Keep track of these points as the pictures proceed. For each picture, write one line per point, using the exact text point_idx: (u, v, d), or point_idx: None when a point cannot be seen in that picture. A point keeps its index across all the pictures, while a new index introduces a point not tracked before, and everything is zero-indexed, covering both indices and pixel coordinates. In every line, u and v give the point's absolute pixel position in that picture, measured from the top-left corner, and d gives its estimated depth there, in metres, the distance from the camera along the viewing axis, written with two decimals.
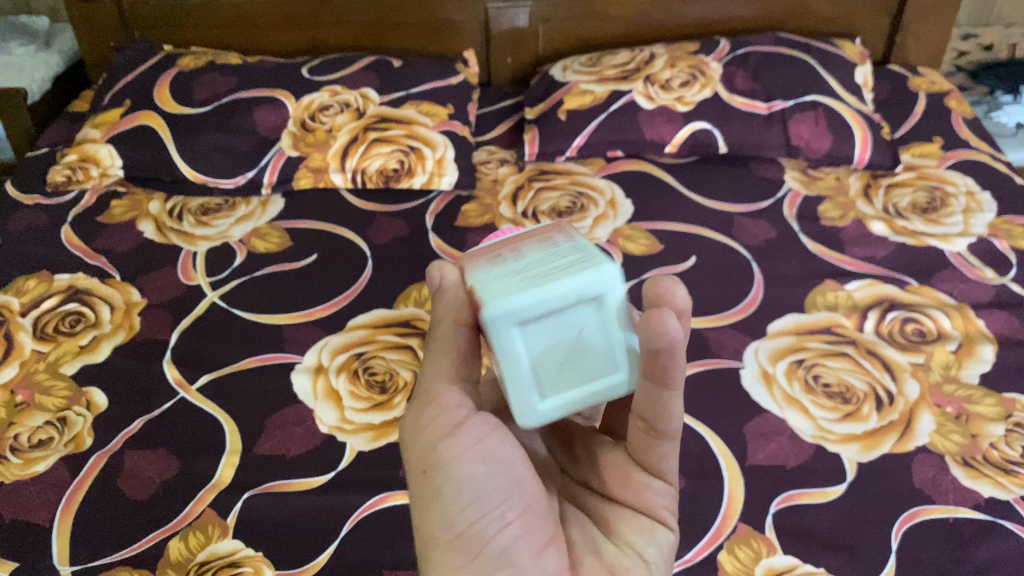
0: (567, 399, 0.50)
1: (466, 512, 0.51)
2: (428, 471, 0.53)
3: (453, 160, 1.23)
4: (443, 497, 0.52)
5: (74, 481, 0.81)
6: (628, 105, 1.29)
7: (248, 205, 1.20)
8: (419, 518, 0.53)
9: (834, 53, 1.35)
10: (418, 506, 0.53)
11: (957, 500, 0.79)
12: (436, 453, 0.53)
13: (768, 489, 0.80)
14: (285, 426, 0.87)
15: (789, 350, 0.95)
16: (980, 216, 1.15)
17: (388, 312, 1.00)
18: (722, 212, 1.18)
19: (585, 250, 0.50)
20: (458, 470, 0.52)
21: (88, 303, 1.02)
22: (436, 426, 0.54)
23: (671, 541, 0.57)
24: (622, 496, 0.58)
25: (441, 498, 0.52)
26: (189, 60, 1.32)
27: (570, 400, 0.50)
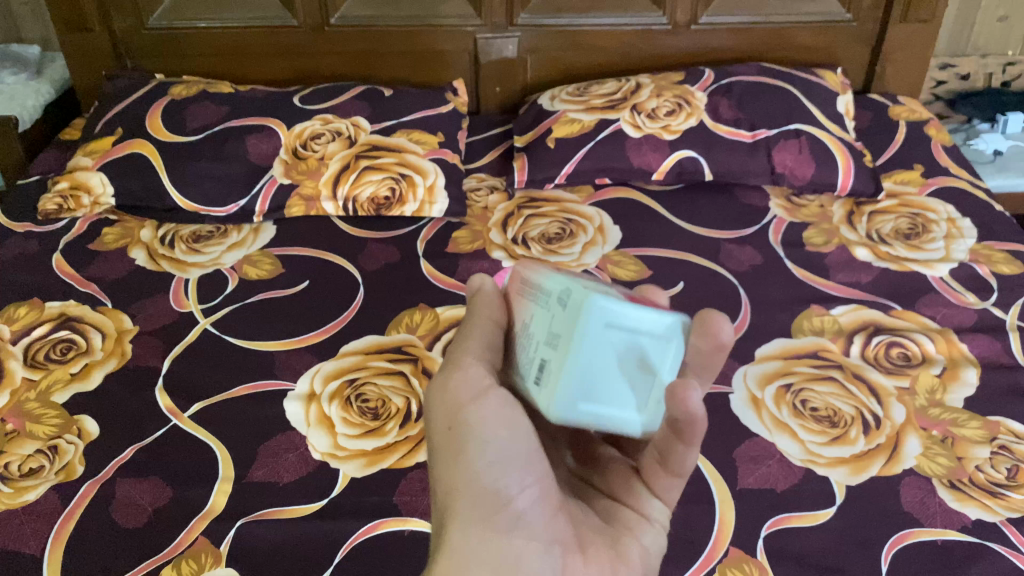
0: (596, 326, 0.50)
1: (489, 472, 0.54)
2: (451, 429, 0.56)
3: (444, 188, 1.25)
4: (464, 454, 0.55)
5: (66, 510, 0.81)
6: (615, 133, 1.31)
7: (240, 232, 1.21)
8: (442, 474, 0.55)
9: (817, 83, 1.38)
10: (445, 463, 0.55)
11: (945, 523, 0.80)
12: (462, 413, 0.56)
13: (759, 513, 0.81)
14: (278, 453, 0.87)
15: (776, 374, 0.96)
16: (961, 242, 1.17)
17: (380, 338, 1.01)
18: (709, 238, 1.20)
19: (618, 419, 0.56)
20: (479, 433, 0.55)
21: (80, 331, 1.02)
22: (460, 387, 0.57)
23: (662, 545, 0.61)
24: (623, 499, 0.62)
25: (464, 454, 0.55)
26: (181, 89, 1.33)
27: (593, 327, 0.50)
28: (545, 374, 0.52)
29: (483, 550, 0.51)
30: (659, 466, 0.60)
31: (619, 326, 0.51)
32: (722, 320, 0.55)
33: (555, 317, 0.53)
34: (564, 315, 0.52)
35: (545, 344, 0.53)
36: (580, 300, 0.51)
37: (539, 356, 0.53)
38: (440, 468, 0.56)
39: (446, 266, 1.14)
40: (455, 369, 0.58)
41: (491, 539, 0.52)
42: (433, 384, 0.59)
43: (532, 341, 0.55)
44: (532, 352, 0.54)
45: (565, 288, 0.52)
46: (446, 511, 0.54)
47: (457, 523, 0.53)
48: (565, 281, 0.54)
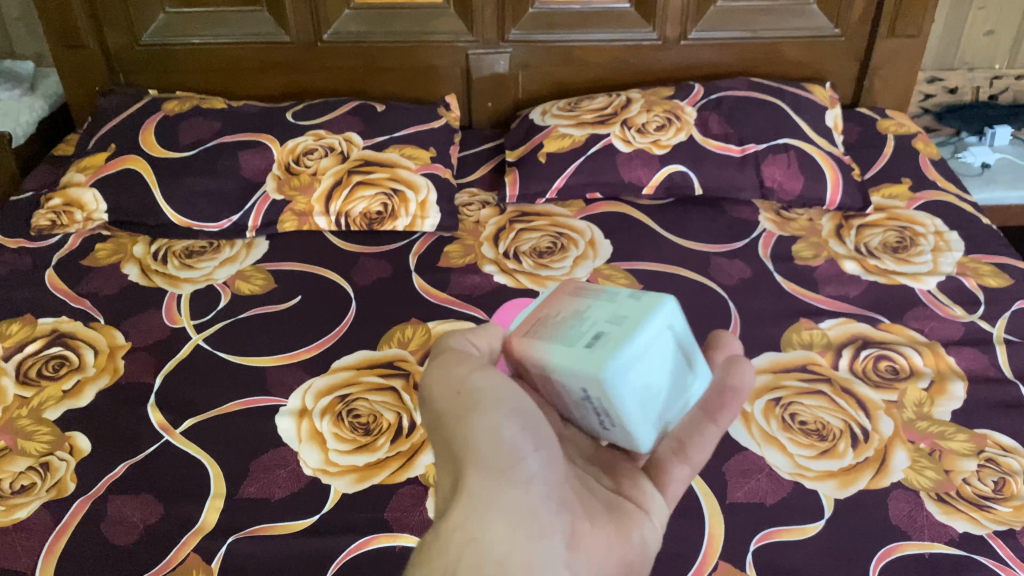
0: (665, 319, 0.61)
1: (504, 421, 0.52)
2: (460, 392, 0.53)
3: (436, 203, 1.25)
4: (484, 407, 0.52)
5: (57, 527, 0.81)
6: (606, 148, 1.32)
7: (232, 248, 1.21)
8: (455, 430, 0.51)
9: (805, 97, 1.39)
10: (461, 421, 0.52)
11: (933, 535, 0.81)
12: (472, 375, 0.54)
13: (748, 527, 0.82)
14: (269, 469, 0.87)
15: (766, 388, 0.97)
16: (948, 255, 1.18)
17: (372, 354, 1.01)
18: (699, 252, 1.21)
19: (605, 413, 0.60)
20: (496, 392, 0.53)
21: (72, 347, 1.02)
22: (461, 362, 0.56)
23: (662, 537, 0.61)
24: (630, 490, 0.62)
25: (483, 408, 0.52)
26: (174, 105, 1.34)
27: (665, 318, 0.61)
28: (603, 340, 0.58)
29: (508, 497, 0.48)
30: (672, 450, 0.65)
31: (672, 330, 0.62)
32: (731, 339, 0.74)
33: (621, 308, 0.62)
34: (631, 308, 0.62)
35: (600, 325, 0.60)
36: (651, 300, 0.62)
37: (593, 331, 0.60)
38: (453, 425, 0.52)
39: (438, 281, 1.15)
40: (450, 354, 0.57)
41: (514, 487, 0.49)
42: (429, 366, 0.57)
43: (577, 325, 0.61)
44: (576, 332, 0.60)
45: (625, 296, 0.64)
46: (469, 462, 0.50)
47: (480, 471, 0.49)
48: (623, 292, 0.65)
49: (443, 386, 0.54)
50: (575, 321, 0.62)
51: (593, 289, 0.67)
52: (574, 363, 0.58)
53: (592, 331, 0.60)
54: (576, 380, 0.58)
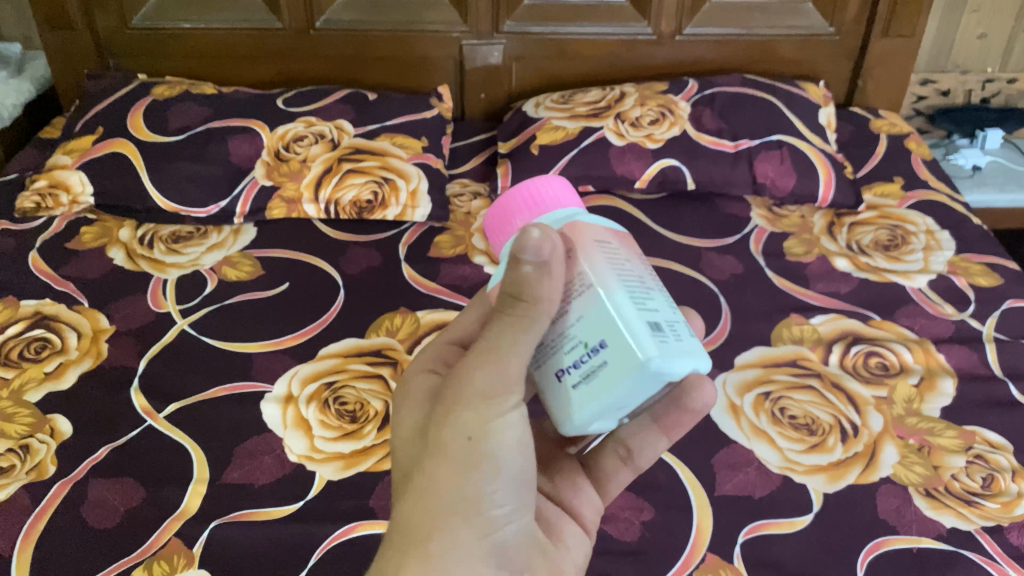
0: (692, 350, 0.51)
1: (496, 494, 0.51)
2: (472, 439, 0.50)
3: (427, 192, 1.24)
4: (477, 472, 0.51)
5: (35, 510, 0.80)
6: (599, 141, 1.31)
7: (220, 234, 1.20)
8: (434, 478, 0.51)
9: (798, 94, 1.39)
10: (438, 464, 0.51)
11: (920, 530, 0.81)
12: (488, 421, 0.51)
13: (735, 520, 0.81)
14: (253, 455, 0.86)
15: (755, 382, 0.96)
16: (939, 254, 1.18)
17: (360, 342, 1.00)
18: (690, 247, 1.20)
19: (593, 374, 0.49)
20: (499, 447, 0.51)
21: (55, 330, 1.01)
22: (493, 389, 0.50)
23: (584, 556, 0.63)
24: (565, 499, 0.65)
25: (477, 473, 0.51)
26: (163, 90, 1.32)
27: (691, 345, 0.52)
28: (664, 342, 0.49)
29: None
30: (618, 461, 0.67)
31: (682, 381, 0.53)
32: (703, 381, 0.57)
33: (681, 324, 0.53)
34: (691, 339, 0.52)
35: (664, 321, 0.51)
36: (704, 350, 0.54)
37: (654, 314, 0.50)
38: (433, 461, 0.51)
39: (428, 271, 1.14)
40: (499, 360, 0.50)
41: (480, 567, 0.51)
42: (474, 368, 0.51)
43: (638, 287, 0.51)
44: (631, 296, 0.50)
45: (682, 317, 0.54)
46: (427, 520, 0.50)
47: (444, 531, 0.50)
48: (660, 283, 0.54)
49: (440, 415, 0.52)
50: (634, 277, 0.52)
51: (656, 277, 0.55)
52: (623, 334, 0.48)
53: (655, 316, 0.50)
54: (605, 331, 0.49)
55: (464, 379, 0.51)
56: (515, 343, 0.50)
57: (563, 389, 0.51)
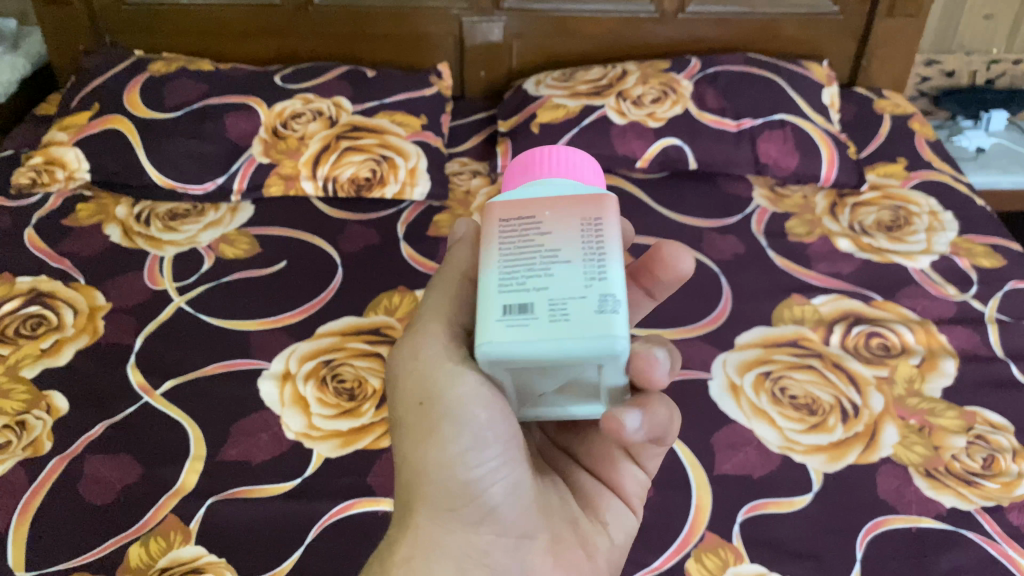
0: (567, 331, 0.46)
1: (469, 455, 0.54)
2: (424, 405, 0.55)
3: (426, 171, 1.23)
4: (437, 436, 0.55)
5: (32, 486, 0.79)
6: (600, 120, 1.30)
7: (217, 211, 1.19)
8: (407, 451, 0.56)
9: (802, 74, 1.38)
10: (405, 438, 0.56)
11: (920, 510, 0.80)
12: (435, 388, 0.54)
13: (734, 499, 0.81)
14: (251, 432, 0.86)
15: (756, 362, 0.96)
16: (942, 235, 1.18)
17: (358, 320, 1.00)
18: (691, 226, 1.19)
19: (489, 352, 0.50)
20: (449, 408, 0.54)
21: (51, 307, 1.00)
22: (435, 357, 0.55)
23: (625, 536, 0.64)
24: (604, 474, 0.65)
25: (437, 438, 0.55)
26: (160, 66, 1.30)
27: (567, 327, 0.47)
28: (523, 325, 0.47)
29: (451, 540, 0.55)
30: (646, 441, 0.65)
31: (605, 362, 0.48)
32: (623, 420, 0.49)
33: (582, 301, 0.47)
34: (590, 317, 0.47)
35: (545, 300, 0.48)
36: (621, 328, 0.47)
37: (527, 296, 0.48)
38: (401, 438, 0.57)
39: (427, 250, 1.13)
40: (433, 326, 0.56)
41: (467, 531, 0.55)
42: (417, 339, 0.56)
43: (529, 267, 0.49)
44: (503, 280, 0.49)
45: (603, 292, 0.48)
46: (410, 487, 0.56)
47: (425, 500, 0.55)
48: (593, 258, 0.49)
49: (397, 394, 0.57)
50: (531, 256, 0.50)
51: (592, 249, 0.50)
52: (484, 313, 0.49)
53: (527, 297, 0.48)
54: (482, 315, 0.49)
55: (403, 360, 0.57)
56: (442, 308, 0.57)
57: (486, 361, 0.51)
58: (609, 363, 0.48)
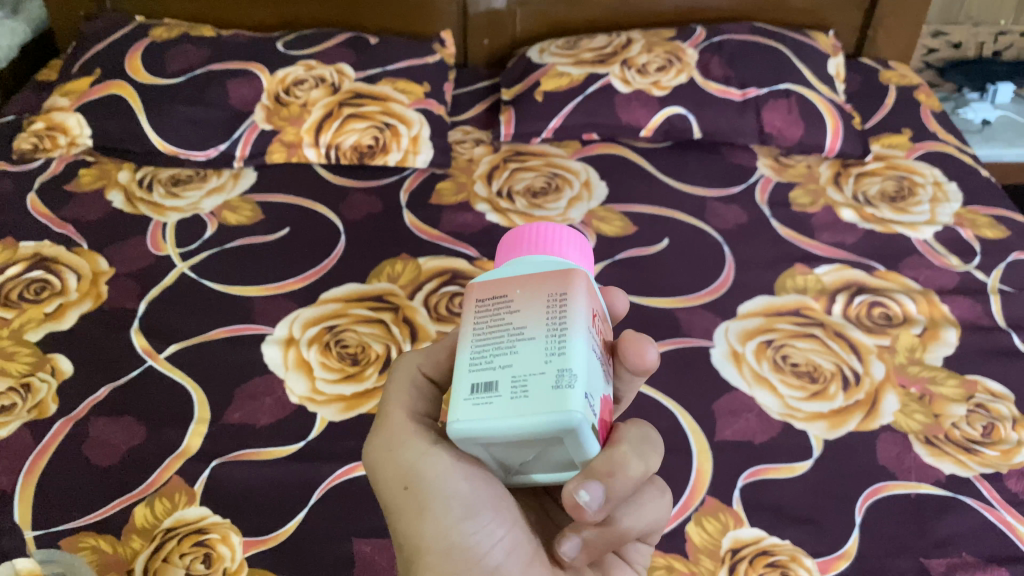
0: (524, 409, 0.42)
1: (461, 522, 0.50)
2: (406, 487, 0.51)
3: (428, 139, 1.23)
4: (429, 510, 0.50)
5: (38, 447, 0.80)
6: (604, 88, 1.29)
7: (220, 178, 1.19)
8: (401, 533, 0.52)
9: (808, 44, 1.37)
10: (396, 523, 0.52)
11: (920, 477, 0.81)
12: (412, 467, 0.51)
13: (735, 464, 0.81)
14: (255, 396, 0.86)
15: (758, 330, 0.96)
16: (946, 206, 1.17)
17: (361, 287, 1.00)
18: (695, 196, 1.19)
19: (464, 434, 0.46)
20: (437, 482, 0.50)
21: (54, 272, 1.00)
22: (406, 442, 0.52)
23: None
24: None
25: (429, 511, 0.50)
26: (162, 32, 1.30)
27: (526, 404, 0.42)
28: (485, 404, 0.43)
29: None
30: None
31: (574, 436, 0.42)
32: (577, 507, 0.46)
33: (541, 377, 0.43)
34: (547, 394, 0.42)
35: (507, 376, 0.43)
36: (581, 403, 0.41)
37: (491, 374, 0.44)
38: (393, 525, 0.53)
39: (429, 217, 1.13)
40: (396, 415, 0.54)
41: None
42: (384, 432, 0.54)
43: (498, 344, 0.45)
44: (471, 358, 0.45)
45: (562, 366, 0.43)
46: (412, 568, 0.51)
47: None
48: (560, 332, 0.45)
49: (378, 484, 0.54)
50: (497, 334, 0.46)
51: (555, 322, 0.45)
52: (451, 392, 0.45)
53: (493, 375, 0.44)
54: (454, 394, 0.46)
55: (376, 450, 0.53)
56: (399, 400, 0.55)
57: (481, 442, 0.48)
58: (580, 438, 0.43)
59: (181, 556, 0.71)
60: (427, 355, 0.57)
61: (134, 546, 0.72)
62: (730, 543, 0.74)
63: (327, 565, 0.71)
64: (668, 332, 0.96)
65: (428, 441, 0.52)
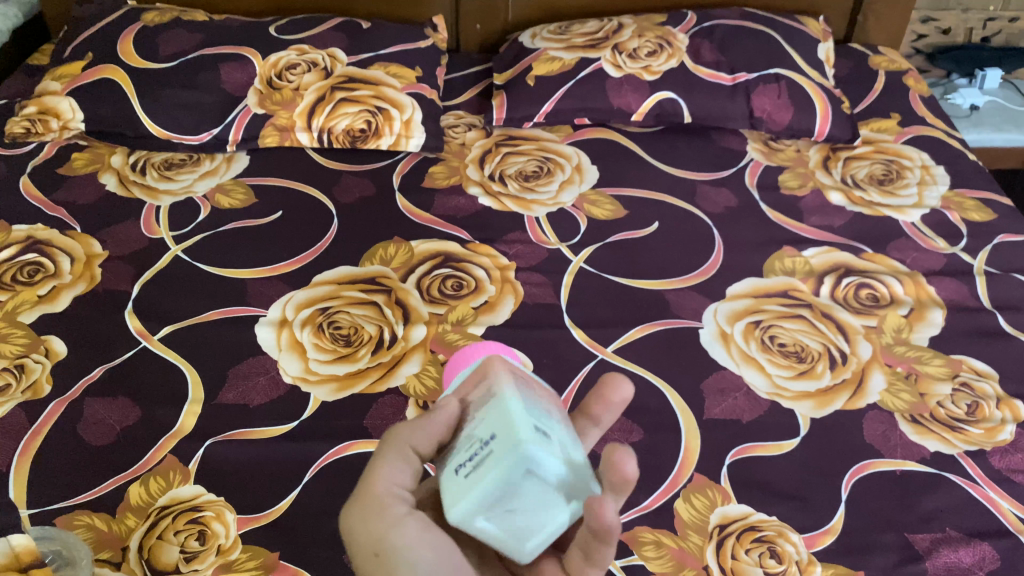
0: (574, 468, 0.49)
1: None
2: (377, 556, 0.48)
3: (421, 123, 1.23)
4: None
5: (32, 427, 0.81)
6: (596, 72, 1.30)
7: (212, 162, 1.20)
8: None
9: (798, 29, 1.38)
10: None
11: (905, 454, 0.82)
12: (382, 537, 0.48)
13: (723, 442, 0.83)
14: (248, 375, 0.87)
15: (746, 311, 0.97)
16: (933, 189, 1.18)
17: (354, 269, 1.01)
18: (685, 179, 1.20)
19: (479, 459, 0.48)
20: (407, 559, 0.47)
21: (47, 254, 1.00)
22: (378, 512, 0.48)
23: None
24: None
25: None
26: (154, 16, 1.29)
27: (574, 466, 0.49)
28: (547, 447, 0.48)
29: None
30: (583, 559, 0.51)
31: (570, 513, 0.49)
32: (625, 454, 0.48)
33: (575, 452, 0.51)
34: (582, 466, 0.50)
35: (556, 439, 0.50)
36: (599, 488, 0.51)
37: (545, 429, 0.49)
38: None
39: (421, 201, 1.14)
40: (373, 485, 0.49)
41: None
42: (356, 501, 0.49)
43: (539, 410, 0.51)
44: (525, 406, 0.50)
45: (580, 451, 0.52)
46: None
47: None
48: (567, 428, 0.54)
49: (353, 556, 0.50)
50: (537, 404, 0.52)
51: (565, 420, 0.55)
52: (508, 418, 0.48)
53: (545, 430, 0.49)
54: (496, 425, 0.49)
55: (351, 521, 0.49)
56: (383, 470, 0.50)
57: (459, 487, 0.48)
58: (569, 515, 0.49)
59: (176, 533, 0.71)
60: (422, 430, 0.52)
61: (129, 523, 0.72)
62: (718, 518, 0.75)
63: (320, 541, 0.72)
64: (657, 313, 0.97)
65: (400, 513, 0.48)
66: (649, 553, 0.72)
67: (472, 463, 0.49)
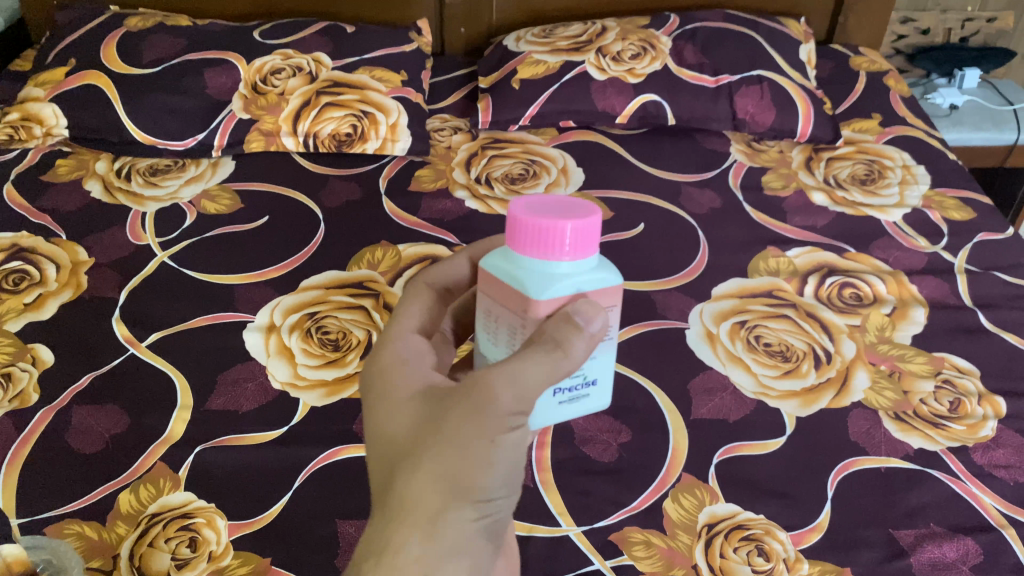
0: None
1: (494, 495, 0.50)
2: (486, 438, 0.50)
3: (407, 126, 1.24)
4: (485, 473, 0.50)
5: (20, 436, 0.80)
6: (580, 75, 1.31)
7: (198, 167, 1.19)
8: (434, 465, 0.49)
9: (780, 30, 1.39)
10: (445, 455, 0.49)
11: (889, 451, 0.83)
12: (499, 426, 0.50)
13: (710, 441, 0.83)
14: (237, 382, 0.87)
15: (732, 312, 0.98)
16: (914, 188, 1.20)
17: (341, 274, 1.01)
18: (670, 181, 1.21)
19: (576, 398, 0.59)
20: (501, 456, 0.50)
21: (33, 262, 1.00)
22: (510, 397, 0.50)
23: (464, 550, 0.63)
24: None
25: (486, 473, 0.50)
26: (137, 21, 1.29)
27: None
28: None
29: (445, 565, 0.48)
30: None
31: None
32: None
33: None
34: None
35: None
36: None
37: None
38: (436, 451, 0.49)
39: (408, 204, 1.14)
40: (524, 380, 0.51)
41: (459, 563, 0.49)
42: (499, 376, 0.50)
43: None
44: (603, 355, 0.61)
45: None
46: (409, 506, 0.48)
47: (444, 517, 0.48)
48: None
49: (461, 409, 0.50)
50: None
51: None
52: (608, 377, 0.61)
53: None
54: (600, 375, 0.60)
55: (489, 385, 0.50)
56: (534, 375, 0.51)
57: (551, 406, 0.58)
58: None
59: (167, 541, 0.71)
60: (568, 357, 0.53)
61: (119, 532, 0.72)
62: (707, 517, 0.75)
63: (310, 545, 0.71)
64: (644, 314, 0.98)
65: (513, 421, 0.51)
66: (639, 553, 0.72)
67: (566, 397, 0.59)
